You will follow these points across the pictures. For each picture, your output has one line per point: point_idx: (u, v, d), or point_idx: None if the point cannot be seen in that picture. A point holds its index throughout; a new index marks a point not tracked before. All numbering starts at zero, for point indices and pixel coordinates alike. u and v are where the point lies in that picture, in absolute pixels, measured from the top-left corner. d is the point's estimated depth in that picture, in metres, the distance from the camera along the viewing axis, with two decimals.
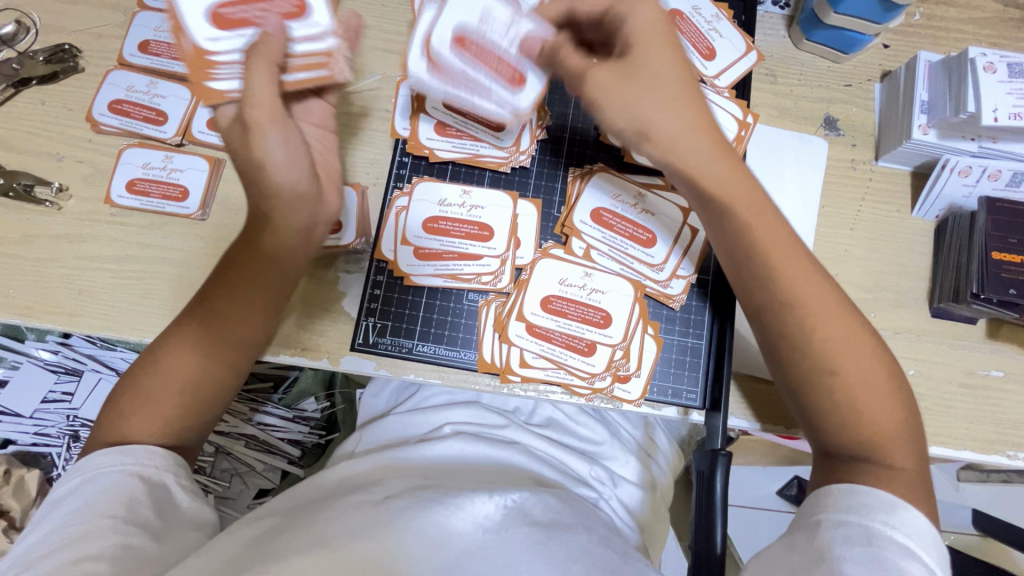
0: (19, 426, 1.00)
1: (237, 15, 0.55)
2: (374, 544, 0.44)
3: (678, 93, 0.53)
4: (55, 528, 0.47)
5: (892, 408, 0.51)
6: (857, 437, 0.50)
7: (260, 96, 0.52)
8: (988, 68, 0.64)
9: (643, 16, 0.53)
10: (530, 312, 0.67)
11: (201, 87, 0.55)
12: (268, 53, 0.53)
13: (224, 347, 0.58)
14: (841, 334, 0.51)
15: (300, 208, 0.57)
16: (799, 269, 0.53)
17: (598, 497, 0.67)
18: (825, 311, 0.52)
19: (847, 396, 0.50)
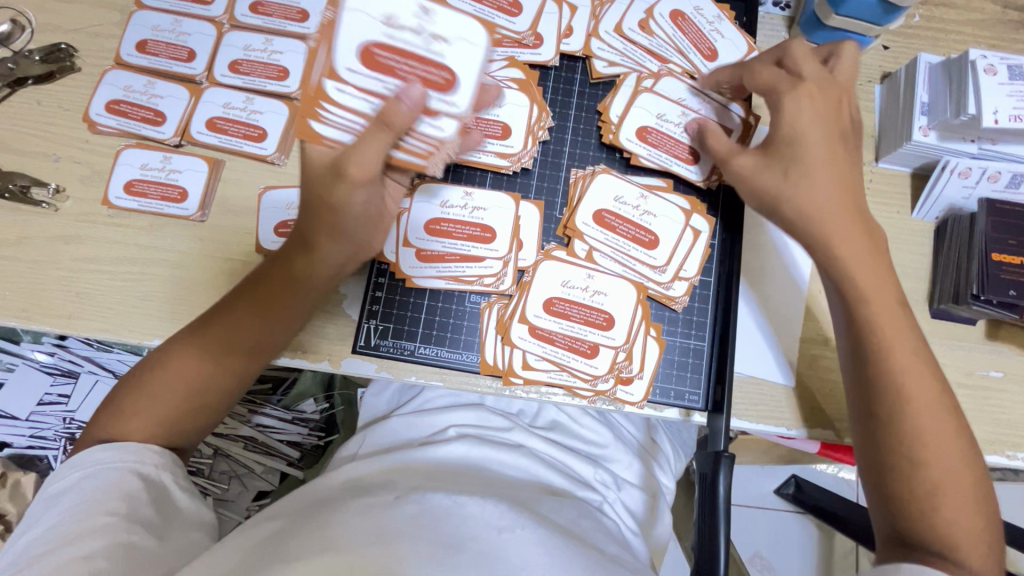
0: (15, 429, 0.99)
1: (384, 62, 0.51)
2: (386, 545, 0.44)
3: (831, 157, 0.57)
4: (54, 525, 0.46)
5: (972, 513, 0.50)
6: (922, 494, 0.50)
7: (361, 168, 0.52)
8: (989, 71, 0.64)
9: (799, 110, 0.58)
10: (533, 314, 0.67)
11: (311, 114, 0.52)
12: (391, 126, 0.50)
13: (238, 354, 0.58)
14: (922, 385, 0.52)
15: (342, 245, 0.58)
16: (899, 343, 0.53)
17: (601, 500, 0.67)
18: (919, 389, 0.52)
19: (921, 448, 0.51)
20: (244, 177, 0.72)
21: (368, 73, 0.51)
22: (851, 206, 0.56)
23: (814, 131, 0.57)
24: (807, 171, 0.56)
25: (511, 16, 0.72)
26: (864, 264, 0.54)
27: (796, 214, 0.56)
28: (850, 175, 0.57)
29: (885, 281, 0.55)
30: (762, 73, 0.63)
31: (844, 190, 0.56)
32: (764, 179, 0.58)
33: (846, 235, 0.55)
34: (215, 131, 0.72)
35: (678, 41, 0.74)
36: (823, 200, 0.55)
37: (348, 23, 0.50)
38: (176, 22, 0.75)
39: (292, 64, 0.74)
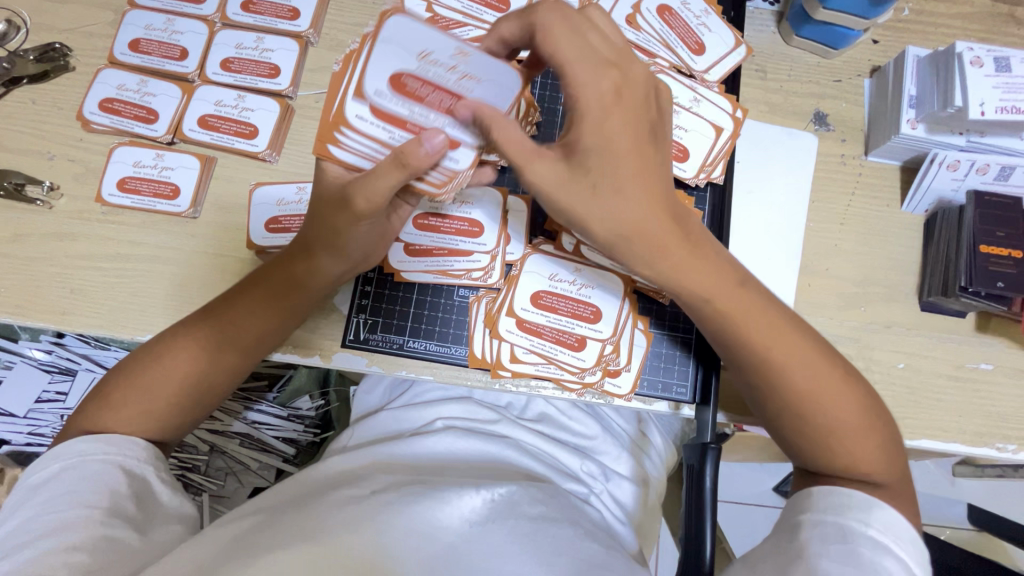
0: (13, 426, 1.00)
1: (412, 91, 0.50)
2: (359, 539, 0.45)
3: (625, 149, 0.49)
4: (34, 516, 0.47)
5: (865, 431, 0.51)
6: (816, 436, 0.52)
7: (369, 200, 0.53)
8: (975, 63, 0.64)
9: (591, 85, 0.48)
10: (521, 307, 0.67)
11: (330, 135, 0.53)
12: (407, 166, 0.50)
13: (234, 351, 0.59)
14: (791, 345, 0.52)
15: (343, 261, 0.61)
16: (756, 316, 0.53)
17: (588, 492, 0.68)
18: (780, 345, 0.52)
19: (800, 398, 0.52)
20: (235, 174, 0.72)
21: (397, 100, 0.50)
22: (665, 216, 0.51)
23: (616, 125, 0.48)
24: (610, 185, 0.49)
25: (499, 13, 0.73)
26: (701, 276, 0.53)
27: (606, 235, 0.51)
28: (649, 172, 0.50)
29: (700, 271, 0.53)
30: (551, 15, 0.49)
31: (652, 190, 0.50)
32: (567, 195, 0.50)
33: (632, 244, 0.51)
34: (207, 128, 0.73)
35: (666, 35, 0.74)
36: (627, 213, 0.50)
37: (381, 52, 0.49)
38: (169, 21, 0.76)
39: (283, 61, 0.74)
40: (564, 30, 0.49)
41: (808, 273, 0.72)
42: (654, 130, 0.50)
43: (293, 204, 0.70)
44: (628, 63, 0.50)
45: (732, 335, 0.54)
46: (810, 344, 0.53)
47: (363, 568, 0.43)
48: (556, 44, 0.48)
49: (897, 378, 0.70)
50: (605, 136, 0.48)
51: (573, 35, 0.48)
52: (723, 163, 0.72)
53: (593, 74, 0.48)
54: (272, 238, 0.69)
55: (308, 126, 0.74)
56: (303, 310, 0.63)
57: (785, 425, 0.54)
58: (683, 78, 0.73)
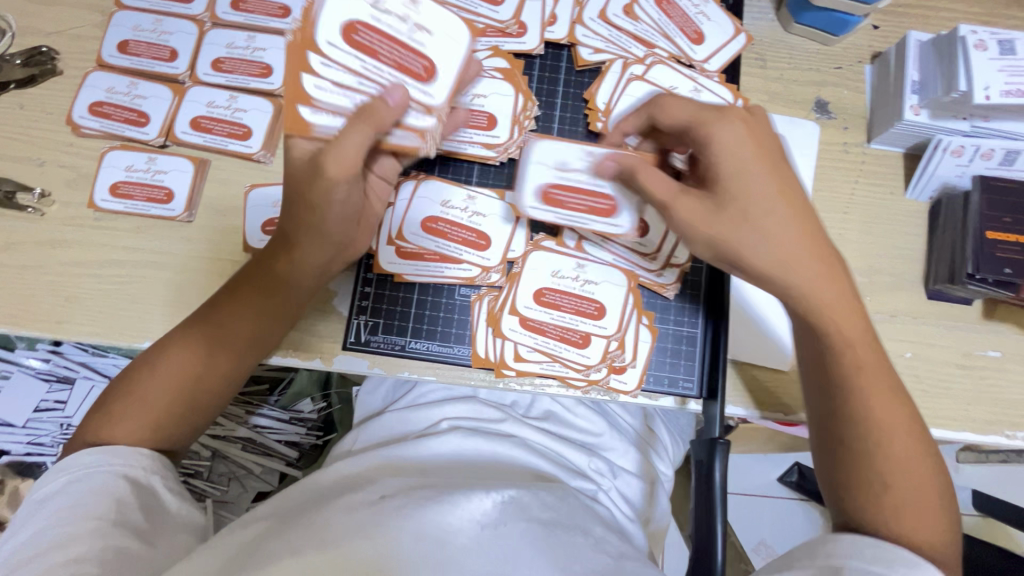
0: (12, 436, 0.99)
1: (364, 41, 0.51)
2: (369, 546, 0.44)
3: (763, 170, 0.52)
4: (42, 529, 0.46)
5: (925, 498, 0.47)
6: (876, 485, 0.47)
7: (339, 164, 0.52)
8: (979, 46, 0.63)
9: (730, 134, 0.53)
10: (523, 305, 0.66)
11: (296, 108, 0.52)
12: (375, 121, 0.50)
13: (234, 353, 0.58)
14: (881, 395, 0.49)
15: (325, 246, 0.59)
16: (842, 327, 0.51)
17: (597, 490, 0.67)
18: (863, 366, 0.50)
19: (868, 426, 0.49)
20: (230, 176, 0.71)
21: (348, 48, 0.51)
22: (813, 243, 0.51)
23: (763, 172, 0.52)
24: (761, 213, 0.51)
25: (493, 6, 0.71)
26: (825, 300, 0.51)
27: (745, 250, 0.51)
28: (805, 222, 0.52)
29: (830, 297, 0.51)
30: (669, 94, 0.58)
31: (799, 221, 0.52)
32: (718, 226, 0.52)
33: (795, 269, 0.51)
34: (200, 130, 0.72)
35: (664, 25, 0.73)
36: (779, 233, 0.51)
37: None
38: (157, 22, 0.74)
39: (275, 60, 0.73)
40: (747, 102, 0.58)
41: None
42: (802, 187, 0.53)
43: None
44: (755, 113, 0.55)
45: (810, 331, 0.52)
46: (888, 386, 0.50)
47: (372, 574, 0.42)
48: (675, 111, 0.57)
49: (905, 367, 0.69)
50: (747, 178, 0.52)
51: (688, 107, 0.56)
52: None
53: (722, 117, 0.53)
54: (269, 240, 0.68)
55: None
56: (296, 309, 0.62)
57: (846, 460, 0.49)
58: (683, 69, 0.72)
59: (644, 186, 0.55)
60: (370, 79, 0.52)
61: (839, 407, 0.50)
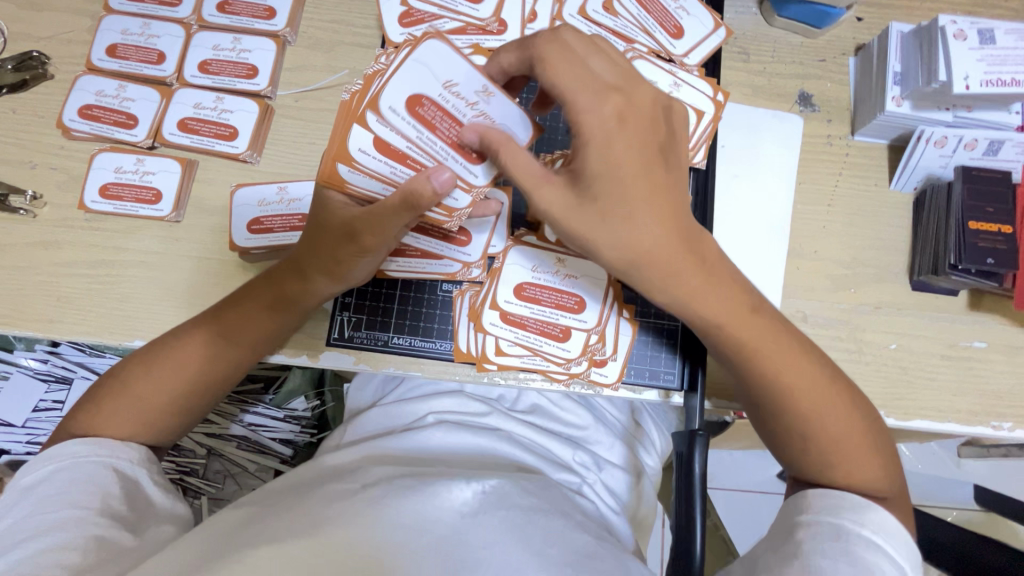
0: (12, 436, 1.00)
1: (426, 116, 0.52)
2: (348, 532, 0.44)
3: (637, 166, 0.47)
4: (27, 515, 0.47)
5: (856, 450, 0.51)
6: (795, 442, 0.52)
7: (374, 237, 0.54)
8: (959, 36, 0.63)
9: (597, 113, 0.46)
10: (504, 300, 0.67)
11: (335, 163, 0.54)
12: (416, 208, 0.51)
13: (230, 358, 0.60)
14: (795, 366, 0.52)
15: (336, 286, 0.61)
16: (735, 307, 0.51)
17: (581, 482, 0.67)
18: (763, 342, 0.52)
19: (784, 395, 0.52)
20: (217, 176, 0.72)
21: (409, 120, 0.51)
22: (678, 239, 0.49)
23: (625, 152, 0.46)
24: (625, 212, 0.47)
25: (473, 4, 0.72)
26: (713, 302, 0.51)
27: (618, 258, 0.49)
28: (666, 194, 0.48)
29: (713, 294, 0.51)
30: (547, 46, 0.47)
31: (665, 212, 0.48)
32: (578, 221, 0.48)
33: (662, 260, 0.49)
34: (187, 131, 0.73)
35: (644, 21, 0.73)
36: (637, 232, 0.48)
37: (409, 71, 0.50)
38: (145, 25, 0.76)
39: (261, 61, 0.74)
40: (589, 51, 0.48)
41: (796, 256, 0.72)
42: (662, 153, 0.48)
43: (274, 205, 0.70)
44: (630, 84, 0.47)
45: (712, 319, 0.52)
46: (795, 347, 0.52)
47: (351, 560, 0.43)
48: (556, 73, 0.46)
49: (889, 359, 0.69)
50: (611, 167, 0.47)
51: (573, 67, 0.46)
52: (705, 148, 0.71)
53: (594, 102, 0.46)
54: (254, 239, 0.69)
55: (288, 125, 0.73)
56: (295, 323, 0.63)
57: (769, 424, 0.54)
58: (663, 63, 0.72)
59: (506, 166, 0.48)
60: (422, 151, 0.53)
61: (750, 379, 0.53)
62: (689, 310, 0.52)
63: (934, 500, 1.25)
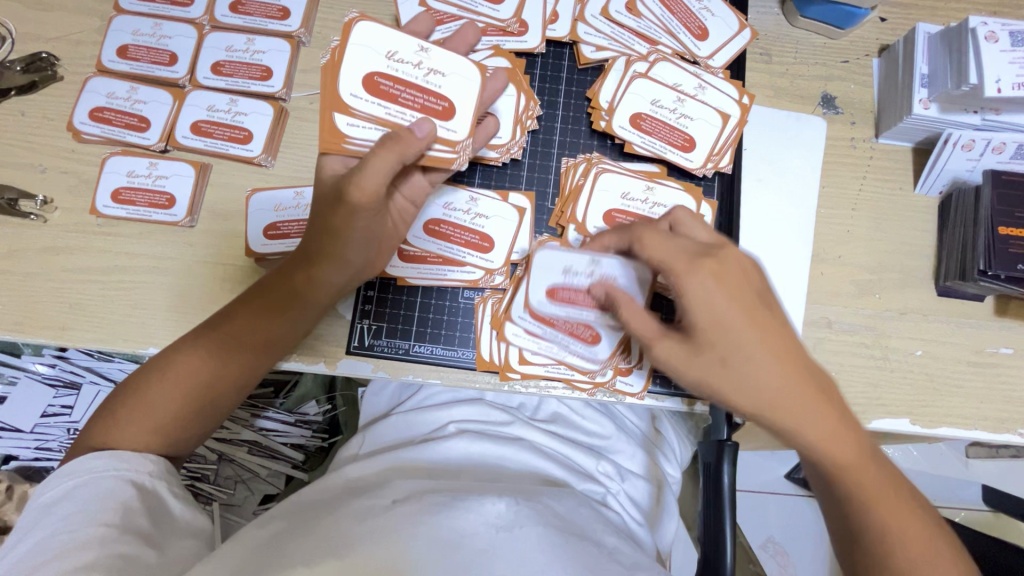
0: (20, 442, 0.99)
1: (385, 89, 0.57)
2: (382, 550, 0.43)
3: (744, 318, 0.47)
4: (48, 535, 0.46)
5: None
6: None
7: (363, 190, 0.53)
8: (990, 38, 0.61)
9: (704, 280, 0.48)
10: (531, 311, 0.65)
11: (331, 140, 0.57)
12: (401, 143, 0.52)
13: (243, 356, 0.58)
14: (883, 495, 0.48)
15: (340, 267, 0.60)
16: (833, 435, 0.47)
17: (604, 492, 0.66)
18: (860, 471, 0.48)
19: (873, 539, 0.48)
20: (231, 180, 0.71)
21: (373, 98, 0.57)
22: (805, 380, 0.47)
23: (728, 302, 0.47)
24: (743, 358, 0.47)
25: (494, 5, 0.71)
26: (830, 442, 0.47)
27: (756, 410, 0.47)
28: (778, 340, 0.47)
29: (827, 426, 0.47)
30: (644, 230, 0.52)
31: (785, 356, 0.47)
32: (700, 373, 0.48)
33: (790, 411, 0.46)
34: (200, 134, 0.72)
35: (667, 21, 0.72)
36: (760, 388, 0.47)
37: (536, 274, 0.59)
38: (156, 26, 0.74)
39: (275, 62, 0.72)
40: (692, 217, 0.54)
41: (820, 261, 0.71)
42: (767, 296, 0.49)
43: (291, 210, 0.69)
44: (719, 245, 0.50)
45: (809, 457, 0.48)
46: (885, 475, 0.49)
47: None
48: (654, 249, 0.51)
49: (916, 366, 0.68)
50: (719, 316, 0.47)
51: (666, 245, 0.50)
52: (731, 152, 0.70)
53: (692, 268, 0.48)
54: (272, 245, 0.68)
55: (304, 128, 0.72)
56: (309, 321, 0.62)
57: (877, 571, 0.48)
58: (687, 66, 0.71)
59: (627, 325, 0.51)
60: (395, 123, 0.58)
61: (848, 518, 0.49)
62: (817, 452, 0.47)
63: (945, 502, 1.25)
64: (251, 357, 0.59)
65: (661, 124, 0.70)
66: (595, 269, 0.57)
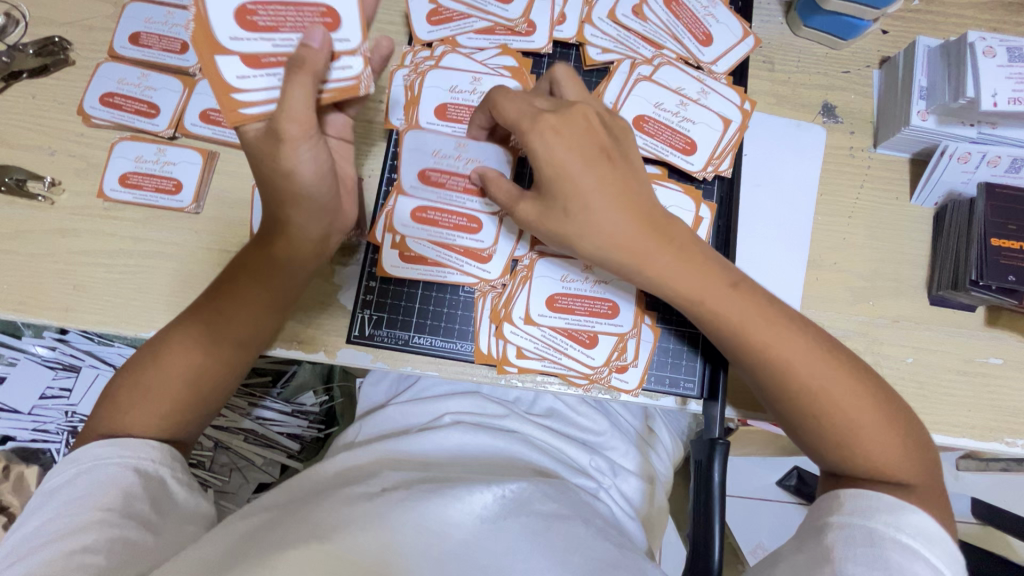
0: (18, 423, 1.00)
1: (257, 20, 0.46)
2: (368, 538, 0.44)
3: (595, 171, 0.52)
4: (50, 519, 0.47)
5: (880, 431, 0.51)
6: (812, 418, 0.52)
7: (294, 120, 0.47)
8: (988, 52, 0.63)
9: (544, 147, 0.52)
10: (538, 313, 0.66)
11: (228, 106, 0.48)
12: (307, 67, 0.46)
13: (237, 348, 0.59)
14: (785, 341, 0.53)
15: (317, 216, 0.56)
16: (699, 274, 0.54)
17: (596, 486, 0.67)
18: (748, 319, 0.53)
19: (775, 367, 0.53)
20: (237, 168, 0.72)
21: (253, 33, 0.46)
22: (646, 225, 0.54)
23: (573, 157, 0.52)
24: (587, 203, 0.52)
25: (503, 4, 0.72)
26: (687, 283, 0.54)
27: (600, 251, 0.54)
28: (628, 189, 0.53)
29: (687, 274, 0.54)
30: (507, 111, 0.55)
31: (632, 206, 0.53)
32: (550, 221, 0.54)
33: (627, 253, 0.53)
34: (209, 122, 0.72)
35: (673, 26, 0.74)
36: (609, 228, 0.53)
37: (538, 284, 0.67)
38: (169, 14, 0.75)
39: None
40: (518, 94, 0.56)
41: (816, 267, 0.72)
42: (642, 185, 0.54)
43: None
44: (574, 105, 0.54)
45: (695, 308, 0.55)
46: (784, 318, 0.54)
47: (374, 565, 0.43)
48: (504, 114, 0.55)
49: (906, 372, 0.69)
50: (568, 170, 0.52)
51: (515, 109, 0.55)
52: (731, 156, 0.71)
53: (534, 126, 0.53)
54: None
55: None
56: (293, 291, 0.60)
57: (785, 406, 0.54)
58: (690, 70, 0.73)
59: (493, 196, 0.58)
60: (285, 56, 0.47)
61: (749, 357, 0.54)
62: (682, 293, 0.55)
63: None
64: (240, 336, 0.58)
65: (663, 127, 0.71)
66: (589, 273, 0.67)
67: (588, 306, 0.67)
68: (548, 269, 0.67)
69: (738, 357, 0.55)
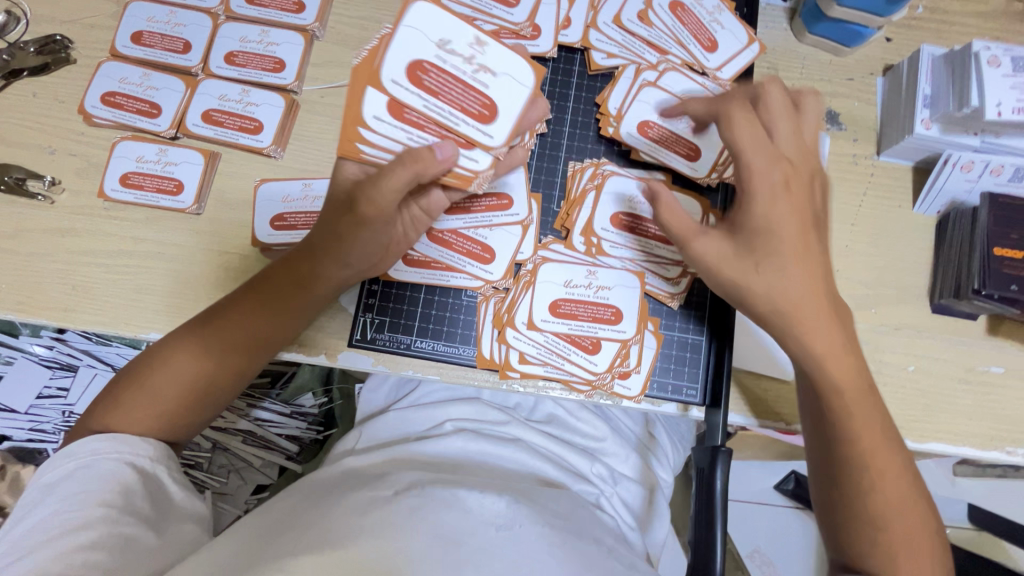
0: (14, 422, 1.00)
1: (428, 84, 0.54)
2: (382, 543, 0.44)
3: (790, 238, 0.53)
4: (49, 516, 0.46)
5: (914, 523, 0.53)
6: (862, 492, 0.53)
7: (371, 203, 0.55)
8: (993, 62, 0.62)
9: (767, 195, 0.54)
10: (540, 318, 0.66)
11: (353, 132, 0.56)
12: (419, 163, 0.53)
13: (243, 355, 0.59)
14: (863, 407, 0.54)
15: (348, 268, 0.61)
16: (823, 332, 0.53)
17: (597, 493, 0.67)
18: (853, 383, 0.53)
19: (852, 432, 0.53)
20: (239, 169, 0.71)
21: (415, 90, 0.54)
22: (823, 296, 0.53)
23: (785, 213, 0.54)
24: (776, 266, 0.53)
25: (508, 8, 0.72)
26: (825, 342, 0.53)
27: (770, 310, 0.53)
28: (822, 265, 0.54)
29: (824, 334, 0.53)
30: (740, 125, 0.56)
31: (819, 279, 0.54)
32: (734, 269, 0.54)
33: (806, 318, 0.53)
34: (211, 123, 0.72)
35: (678, 32, 0.73)
36: (796, 295, 0.52)
37: (541, 289, 0.67)
38: (171, 14, 0.75)
39: (289, 55, 0.73)
40: (783, 111, 0.57)
41: None
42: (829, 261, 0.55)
43: (299, 201, 0.69)
44: (801, 160, 0.56)
45: (811, 360, 0.53)
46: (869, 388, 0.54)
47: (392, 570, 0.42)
48: (736, 129, 0.56)
49: (908, 381, 0.69)
50: (770, 222, 0.54)
51: (751, 133, 0.56)
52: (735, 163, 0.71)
53: (769, 167, 0.55)
54: (279, 236, 0.68)
55: (314, 121, 0.73)
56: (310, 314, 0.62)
57: (845, 482, 0.54)
58: (695, 77, 0.73)
59: (664, 220, 0.57)
60: (431, 119, 0.55)
61: (828, 413, 0.54)
62: (813, 362, 0.53)
63: None
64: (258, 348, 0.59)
65: (667, 133, 0.70)
66: (592, 278, 0.67)
67: (591, 311, 0.66)
68: (551, 274, 0.67)
69: (811, 406, 0.56)
